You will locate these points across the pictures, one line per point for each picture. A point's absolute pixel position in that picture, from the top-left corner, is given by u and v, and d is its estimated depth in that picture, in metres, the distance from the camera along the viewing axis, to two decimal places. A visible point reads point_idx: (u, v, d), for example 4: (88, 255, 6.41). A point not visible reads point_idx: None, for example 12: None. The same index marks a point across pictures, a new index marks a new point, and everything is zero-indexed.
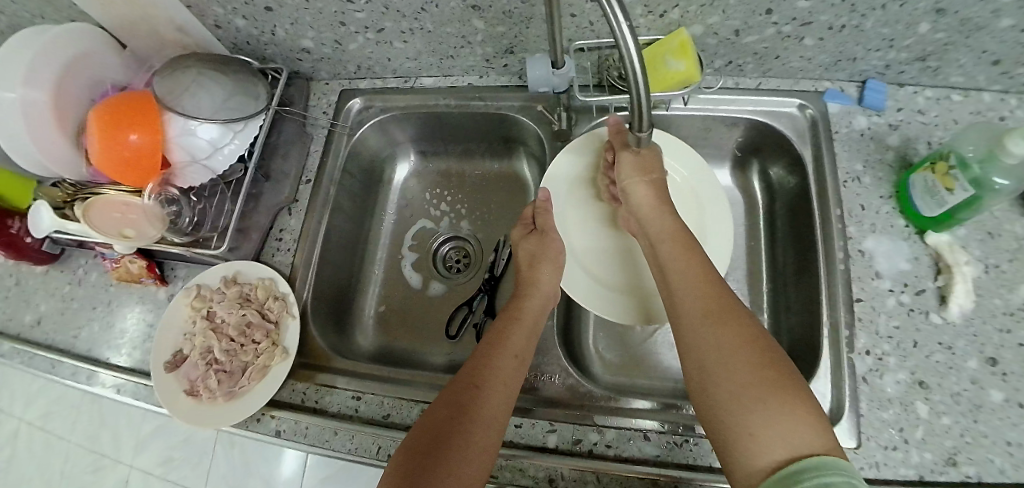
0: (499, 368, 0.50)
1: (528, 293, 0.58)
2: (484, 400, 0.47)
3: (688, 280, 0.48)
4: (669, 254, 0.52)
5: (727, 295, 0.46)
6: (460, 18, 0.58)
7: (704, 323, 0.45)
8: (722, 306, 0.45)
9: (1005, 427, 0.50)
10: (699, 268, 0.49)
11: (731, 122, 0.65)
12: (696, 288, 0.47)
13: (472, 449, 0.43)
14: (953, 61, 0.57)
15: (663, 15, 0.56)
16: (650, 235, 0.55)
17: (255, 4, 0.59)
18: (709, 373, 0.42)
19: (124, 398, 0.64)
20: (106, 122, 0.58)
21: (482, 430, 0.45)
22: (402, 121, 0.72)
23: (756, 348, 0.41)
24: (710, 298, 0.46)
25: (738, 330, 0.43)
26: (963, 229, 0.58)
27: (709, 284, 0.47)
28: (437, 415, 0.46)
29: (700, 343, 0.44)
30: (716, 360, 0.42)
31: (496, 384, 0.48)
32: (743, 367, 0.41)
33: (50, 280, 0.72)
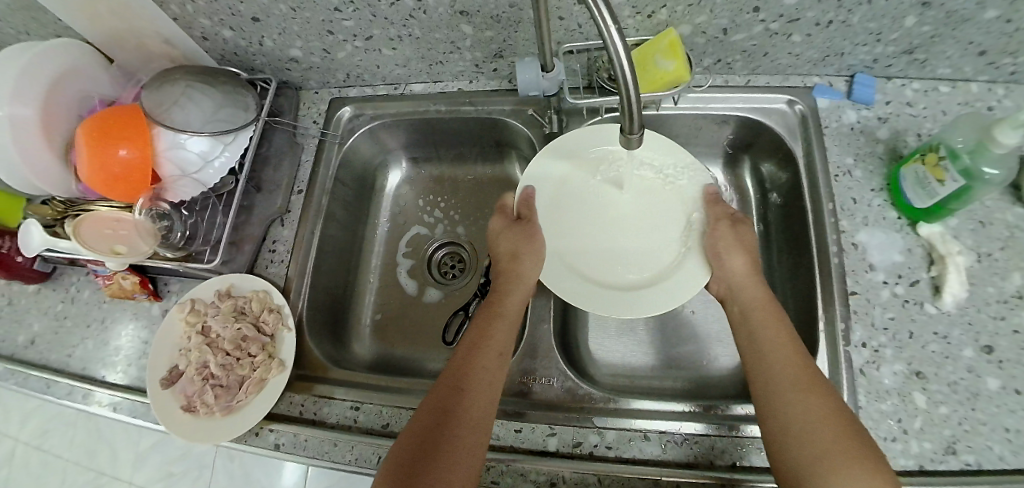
0: (482, 367, 0.50)
1: (505, 292, 0.57)
2: (466, 399, 0.47)
3: (777, 342, 0.48)
4: (760, 322, 0.50)
5: (810, 362, 0.47)
6: (448, 24, 0.58)
7: (792, 390, 0.44)
8: (811, 378, 0.45)
9: (1003, 414, 0.51)
10: (788, 336, 0.49)
11: (721, 120, 0.66)
12: (785, 353, 0.47)
13: (458, 453, 0.44)
14: (939, 53, 0.58)
15: (651, 15, 0.56)
16: (740, 300, 0.53)
17: (242, 14, 0.59)
18: (792, 436, 0.42)
19: (121, 416, 0.63)
20: (94, 137, 0.57)
21: (467, 427, 0.46)
22: (392, 128, 0.72)
23: (839, 417, 0.42)
24: (802, 367, 0.46)
25: (826, 402, 0.43)
26: (955, 219, 0.58)
27: (796, 349, 0.48)
28: (424, 420, 0.46)
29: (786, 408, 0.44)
30: (805, 429, 0.42)
31: (481, 384, 0.49)
32: (808, 416, 0.43)
33: (42, 299, 0.71)
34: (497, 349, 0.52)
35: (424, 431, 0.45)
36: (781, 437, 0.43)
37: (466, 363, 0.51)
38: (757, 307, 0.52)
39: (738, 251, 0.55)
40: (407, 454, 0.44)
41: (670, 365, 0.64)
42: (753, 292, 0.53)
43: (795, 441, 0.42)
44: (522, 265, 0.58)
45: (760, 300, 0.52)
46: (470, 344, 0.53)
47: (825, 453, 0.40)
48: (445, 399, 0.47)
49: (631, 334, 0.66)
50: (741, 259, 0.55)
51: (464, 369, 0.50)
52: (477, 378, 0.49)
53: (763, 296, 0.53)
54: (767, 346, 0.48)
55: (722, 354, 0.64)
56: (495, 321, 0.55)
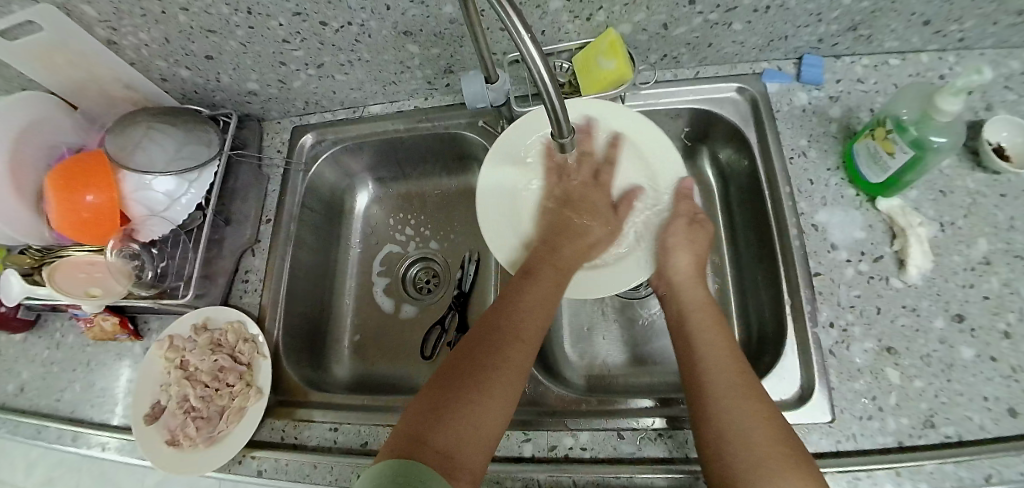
0: (524, 321, 0.49)
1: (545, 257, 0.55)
2: (510, 348, 0.46)
3: (713, 343, 0.49)
4: (699, 323, 0.51)
5: (744, 366, 0.47)
6: (394, 45, 0.59)
7: (733, 389, 0.44)
8: (746, 381, 0.45)
9: (979, 383, 0.50)
10: (724, 339, 0.49)
11: (675, 113, 0.66)
12: (721, 356, 0.47)
13: (493, 407, 0.43)
14: (883, 27, 0.58)
15: (590, 18, 0.57)
16: (682, 300, 0.54)
17: (196, 54, 0.61)
18: (726, 442, 0.42)
19: (110, 455, 0.64)
20: (63, 186, 0.59)
21: (507, 377, 0.45)
22: (355, 151, 0.73)
23: (774, 423, 0.42)
24: (737, 369, 0.46)
25: (761, 406, 0.43)
26: (915, 191, 0.58)
27: (733, 352, 0.48)
28: (455, 368, 0.45)
29: (721, 412, 0.43)
30: (740, 435, 0.41)
31: (522, 332, 0.48)
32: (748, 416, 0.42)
33: (29, 347, 0.73)
34: (538, 303, 0.51)
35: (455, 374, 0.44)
36: (718, 443, 0.42)
37: (504, 314, 0.49)
38: (694, 308, 0.53)
39: (683, 249, 0.57)
40: (432, 398, 0.43)
41: (648, 362, 0.64)
42: (691, 292, 0.54)
43: (731, 447, 0.41)
44: (586, 231, 0.57)
45: (700, 301, 0.53)
46: (509, 294, 0.51)
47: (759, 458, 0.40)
48: (493, 346, 0.46)
49: (606, 332, 0.66)
50: (687, 257, 0.56)
51: (502, 320, 0.49)
52: (517, 330, 0.48)
53: (701, 297, 0.54)
54: (703, 349, 0.48)
55: None
56: (541, 277, 0.53)
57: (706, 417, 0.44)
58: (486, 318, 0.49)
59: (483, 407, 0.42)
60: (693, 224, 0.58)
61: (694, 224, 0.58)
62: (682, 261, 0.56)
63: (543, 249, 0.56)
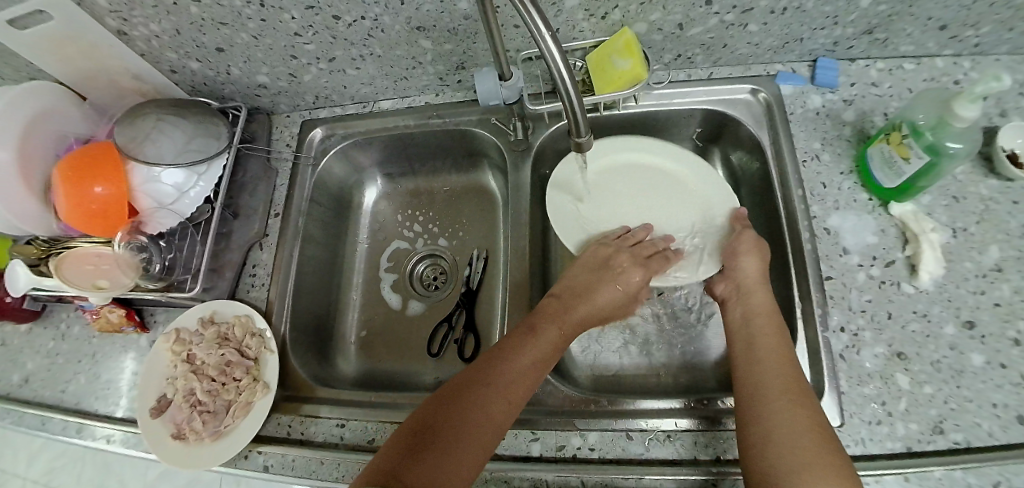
0: (518, 370, 0.49)
1: (555, 310, 0.55)
2: (497, 401, 0.47)
3: (773, 353, 0.48)
4: (760, 330, 0.51)
5: (797, 374, 0.47)
6: (407, 40, 0.59)
7: (776, 397, 0.45)
8: (804, 395, 0.45)
9: (988, 389, 0.50)
10: (779, 344, 0.49)
11: (687, 114, 0.66)
12: (781, 366, 0.47)
13: (464, 451, 0.43)
14: (899, 31, 0.58)
15: (605, 17, 0.56)
16: (745, 305, 0.54)
17: (206, 46, 0.60)
18: (774, 446, 0.42)
19: (115, 447, 0.64)
20: (72, 177, 0.58)
21: (484, 433, 0.45)
22: (365, 146, 0.73)
23: (824, 437, 0.41)
24: (795, 381, 0.46)
25: (812, 417, 0.43)
26: (927, 196, 0.58)
27: (783, 362, 0.47)
28: (435, 405, 0.46)
29: (771, 418, 0.43)
30: (788, 441, 0.41)
31: (511, 378, 0.48)
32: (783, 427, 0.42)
33: (34, 338, 0.72)
34: (537, 360, 0.51)
35: (439, 417, 0.45)
36: (763, 446, 0.42)
37: (498, 357, 0.50)
38: (758, 314, 0.52)
39: (751, 256, 0.55)
40: (411, 436, 0.44)
41: (657, 362, 0.64)
42: (751, 298, 0.53)
43: (775, 452, 0.41)
44: (610, 282, 0.58)
45: (764, 308, 0.52)
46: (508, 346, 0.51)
47: (802, 466, 0.39)
48: (479, 388, 0.47)
49: (615, 332, 0.66)
50: (755, 262, 0.55)
51: (487, 369, 0.49)
52: (504, 381, 0.48)
53: (768, 304, 0.53)
54: (765, 358, 0.48)
55: (707, 348, 0.63)
56: (544, 329, 0.53)
57: (749, 420, 0.45)
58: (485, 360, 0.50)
59: (457, 454, 0.43)
60: (760, 252, 0.56)
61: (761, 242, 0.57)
62: (751, 264, 0.55)
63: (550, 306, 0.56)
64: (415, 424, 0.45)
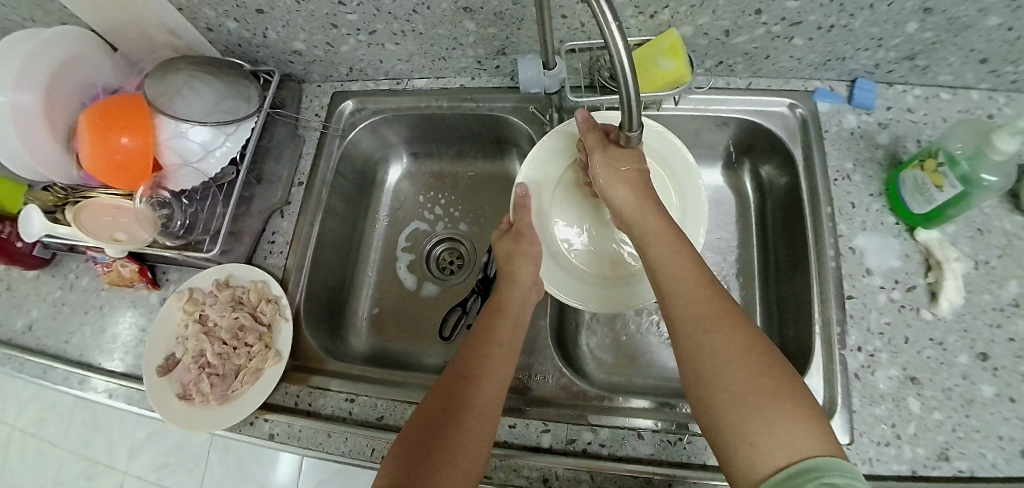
0: (489, 357, 0.51)
1: (508, 285, 0.58)
2: (479, 388, 0.48)
3: (679, 276, 0.46)
4: (657, 252, 0.48)
5: (718, 296, 0.44)
6: (451, 20, 0.59)
7: (702, 332, 0.42)
8: (716, 312, 0.43)
9: (996, 421, 0.51)
10: (688, 263, 0.46)
11: (722, 122, 0.66)
12: (690, 288, 0.45)
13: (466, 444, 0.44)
14: (941, 60, 0.58)
15: (654, 16, 0.56)
16: (638, 230, 0.51)
17: (247, 6, 0.59)
18: (705, 385, 0.40)
19: (117, 403, 0.63)
20: (98, 126, 0.58)
21: (479, 419, 0.46)
22: (393, 123, 0.72)
23: (752, 353, 0.40)
24: (709, 298, 0.44)
25: (731, 335, 0.41)
26: (953, 226, 0.58)
27: (703, 285, 0.45)
28: (430, 407, 0.47)
29: (697, 350, 0.42)
30: (714, 375, 0.40)
31: (489, 369, 0.49)
32: (722, 372, 0.40)
33: (42, 285, 0.71)
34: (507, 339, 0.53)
35: (433, 421, 0.46)
36: (699, 388, 0.41)
37: (478, 352, 0.51)
38: (650, 236, 0.50)
39: (621, 179, 0.53)
40: (411, 442, 0.45)
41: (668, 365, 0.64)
42: (641, 223, 0.51)
43: (709, 392, 0.40)
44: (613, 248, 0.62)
45: (654, 228, 0.50)
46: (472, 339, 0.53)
47: (744, 408, 0.38)
48: (463, 384, 0.48)
49: (629, 332, 0.66)
50: (627, 190, 0.52)
51: (463, 363, 0.50)
52: (479, 367, 0.50)
53: (657, 223, 0.50)
54: (671, 285, 0.46)
55: None
56: (506, 321, 0.55)
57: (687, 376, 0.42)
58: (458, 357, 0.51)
59: (460, 451, 0.44)
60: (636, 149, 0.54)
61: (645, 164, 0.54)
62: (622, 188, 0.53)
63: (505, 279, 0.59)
64: (406, 437, 0.45)
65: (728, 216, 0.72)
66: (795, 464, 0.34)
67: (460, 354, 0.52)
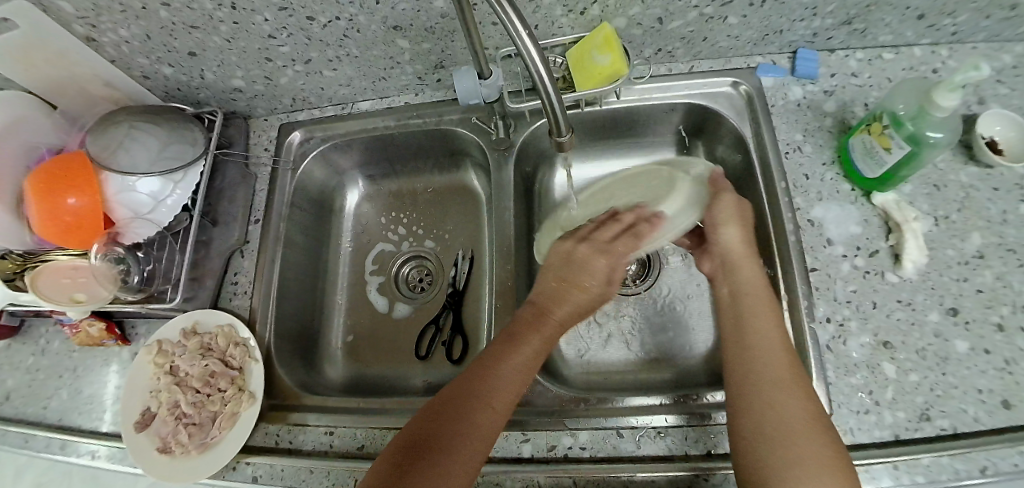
0: (507, 386, 0.47)
1: (554, 297, 0.54)
2: (486, 399, 0.46)
3: (765, 332, 0.48)
4: (748, 303, 0.50)
5: (795, 361, 0.46)
6: (384, 40, 0.58)
7: (774, 387, 0.44)
8: (794, 373, 0.45)
9: (973, 375, 0.50)
10: (776, 325, 0.48)
11: (669, 108, 0.66)
12: (769, 346, 0.47)
13: (462, 458, 0.43)
14: (876, 21, 0.58)
15: (584, 12, 0.56)
16: (732, 282, 0.53)
17: (178, 50, 0.59)
18: (766, 436, 0.42)
19: (100, 463, 0.63)
20: (43, 189, 0.57)
21: (478, 430, 0.44)
22: (345, 149, 0.72)
23: (820, 424, 0.42)
24: (791, 368, 0.45)
25: (806, 402, 0.43)
26: (909, 185, 0.58)
27: (784, 344, 0.47)
28: (434, 407, 0.46)
29: (772, 401, 0.43)
30: (781, 430, 0.41)
31: (503, 383, 0.47)
32: (792, 430, 0.41)
33: (12, 354, 0.71)
34: (518, 375, 0.48)
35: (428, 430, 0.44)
36: (754, 436, 0.42)
37: (489, 369, 0.48)
38: (749, 297, 0.51)
39: (733, 224, 0.55)
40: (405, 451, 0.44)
41: (644, 357, 0.64)
42: (740, 270, 0.53)
43: (766, 443, 0.41)
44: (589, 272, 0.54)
45: (754, 283, 0.52)
46: (494, 357, 0.49)
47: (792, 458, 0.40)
48: (469, 403, 0.46)
49: (602, 329, 0.66)
50: (736, 231, 0.55)
51: (481, 373, 0.48)
52: (488, 388, 0.47)
53: (758, 278, 0.52)
54: (758, 334, 0.48)
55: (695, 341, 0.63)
56: (530, 342, 0.50)
57: (741, 416, 0.44)
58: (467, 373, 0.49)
59: (441, 465, 0.42)
60: (741, 199, 0.56)
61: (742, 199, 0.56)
62: (734, 236, 0.54)
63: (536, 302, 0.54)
64: (407, 434, 0.45)
65: None
66: None
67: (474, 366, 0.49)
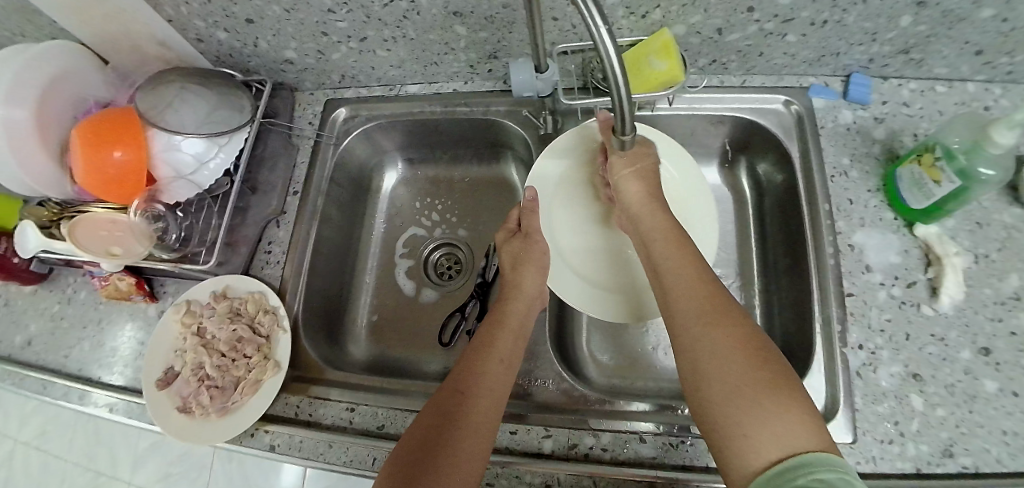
0: (486, 381, 0.48)
1: (512, 296, 0.57)
2: (475, 401, 0.46)
3: (676, 270, 0.48)
4: (659, 245, 0.51)
5: (714, 289, 0.46)
6: (442, 25, 0.58)
7: (696, 321, 0.44)
8: (714, 301, 0.45)
9: (1000, 416, 0.50)
10: (688, 261, 0.49)
11: (717, 120, 0.66)
12: (686, 281, 0.47)
13: (463, 459, 0.43)
14: (935, 53, 0.57)
15: (645, 16, 0.56)
16: (642, 231, 0.54)
17: (237, 16, 0.59)
18: (699, 371, 0.41)
19: (117, 417, 0.63)
20: (91, 140, 0.57)
21: (474, 434, 0.44)
22: (387, 129, 0.72)
23: (744, 336, 0.42)
24: (704, 294, 0.45)
25: (731, 326, 0.42)
26: (952, 220, 0.58)
27: (699, 277, 0.47)
28: (427, 420, 0.45)
29: (693, 334, 0.43)
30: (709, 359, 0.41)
31: (485, 383, 0.48)
32: (723, 362, 0.41)
33: (39, 300, 0.71)
34: (498, 375, 0.49)
35: (424, 443, 0.43)
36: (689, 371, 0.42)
37: (470, 371, 0.49)
38: (655, 235, 0.52)
39: (630, 179, 0.56)
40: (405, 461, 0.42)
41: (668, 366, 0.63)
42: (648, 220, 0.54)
43: (701, 376, 0.41)
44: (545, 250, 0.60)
45: (660, 226, 0.53)
46: (469, 361, 0.50)
47: (728, 391, 0.39)
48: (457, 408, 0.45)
49: (629, 334, 0.66)
50: (637, 185, 0.55)
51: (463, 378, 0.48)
52: (482, 386, 0.48)
53: (663, 223, 0.53)
54: (669, 272, 0.49)
55: None
56: (501, 339, 0.52)
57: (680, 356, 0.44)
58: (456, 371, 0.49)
59: (446, 473, 0.41)
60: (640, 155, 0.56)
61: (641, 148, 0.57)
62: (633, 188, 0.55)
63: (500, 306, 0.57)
64: (403, 451, 0.44)
65: (724, 215, 0.71)
66: (789, 458, 0.34)
67: (454, 376, 0.49)
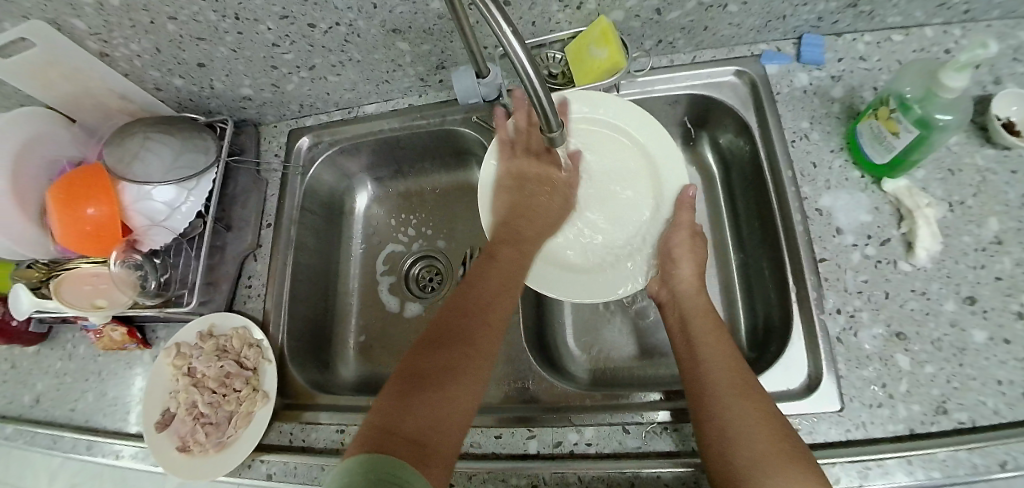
0: (486, 301, 0.50)
1: (529, 218, 0.58)
2: (474, 329, 0.48)
3: (710, 343, 0.49)
4: (699, 322, 0.52)
5: (742, 364, 0.47)
6: (384, 43, 0.59)
7: (730, 391, 0.44)
8: (740, 371, 0.46)
9: (992, 366, 0.49)
10: (722, 340, 0.49)
11: (672, 100, 0.65)
12: (716, 351, 0.48)
13: (460, 389, 0.43)
14: (885, 2, 0.56)
15: (580, 7, 0.56)
16: (681, 305, 0.54)
17: (188, 62, 0.61)
18: (729, 439, 0.42)
19: (124, 462, 0.65)
20: (64, 200, 0.59)
21: (474, 360, 0.46)
22: (352, 152, 0.73)
23: (773, 420, 0.42)
24: (733, 365, 0.47)
25: (758, 399, 0.43)
26: (922, 170, 0.56)
27: (732, 352, 0.48)
28: (427, 352, 0.46)
29: (724, 412, 0.43)
30: (739, 431, 0.41)
31: (484, 302, 0.50)
32: (761, 433, 0.41)
33: (42, 359, 0.74)
34: (496, 292, 0.51)
35: (424, 371, 0.44)
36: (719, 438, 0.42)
37: (471, 291, 0.51)
38: (694, 311, 0.53)
39: (686, 259, 0.56)
40: (401, 390, 0.43)
41: (654, 354, 0.63)
42: (690, 298, 0.54)
43: (731, 445, 0.41)
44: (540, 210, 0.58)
45: (701, 306, 0.53)
46: (471, 283, 0.52)
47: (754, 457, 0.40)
48: (457, 334, 0.47)
49: (610, 325, 0.66)
50: (690, 267, 0.56)
51: (460, 308, 0.49)
52: (479, 315, 0.49)
53: (702, 302, 0.54)
54: (702, 345, 0.49)
55: None
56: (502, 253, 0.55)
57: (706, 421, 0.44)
58: (449, 310, 0.49)
59: (440, 401, 0.42)
60: (694, 235, 0.57)
61: (696, 236, 0.57)
62: (687, 268, 0.56)
63: (504, 231, 0.57)
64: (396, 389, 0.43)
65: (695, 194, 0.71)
66: None
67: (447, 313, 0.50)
